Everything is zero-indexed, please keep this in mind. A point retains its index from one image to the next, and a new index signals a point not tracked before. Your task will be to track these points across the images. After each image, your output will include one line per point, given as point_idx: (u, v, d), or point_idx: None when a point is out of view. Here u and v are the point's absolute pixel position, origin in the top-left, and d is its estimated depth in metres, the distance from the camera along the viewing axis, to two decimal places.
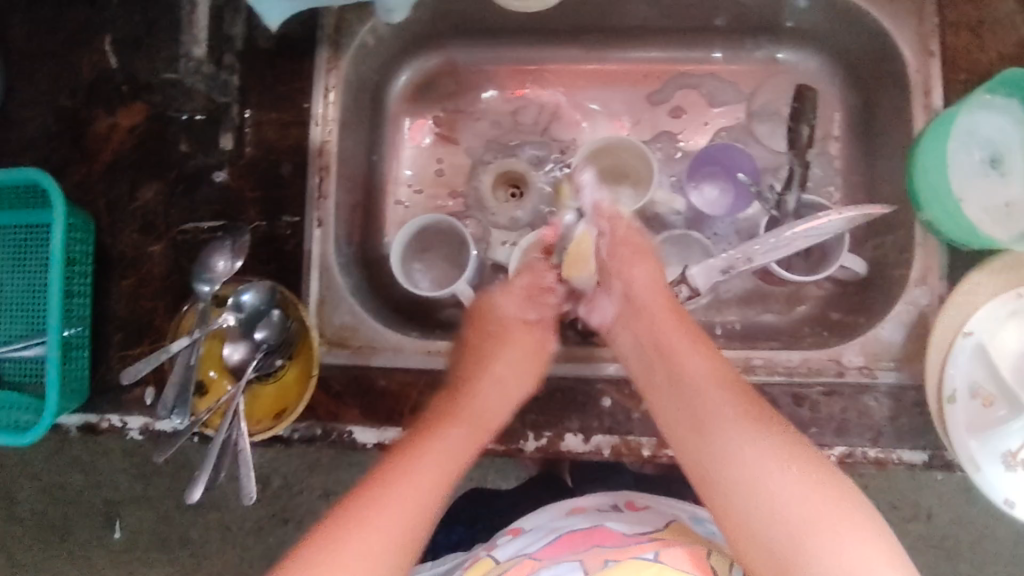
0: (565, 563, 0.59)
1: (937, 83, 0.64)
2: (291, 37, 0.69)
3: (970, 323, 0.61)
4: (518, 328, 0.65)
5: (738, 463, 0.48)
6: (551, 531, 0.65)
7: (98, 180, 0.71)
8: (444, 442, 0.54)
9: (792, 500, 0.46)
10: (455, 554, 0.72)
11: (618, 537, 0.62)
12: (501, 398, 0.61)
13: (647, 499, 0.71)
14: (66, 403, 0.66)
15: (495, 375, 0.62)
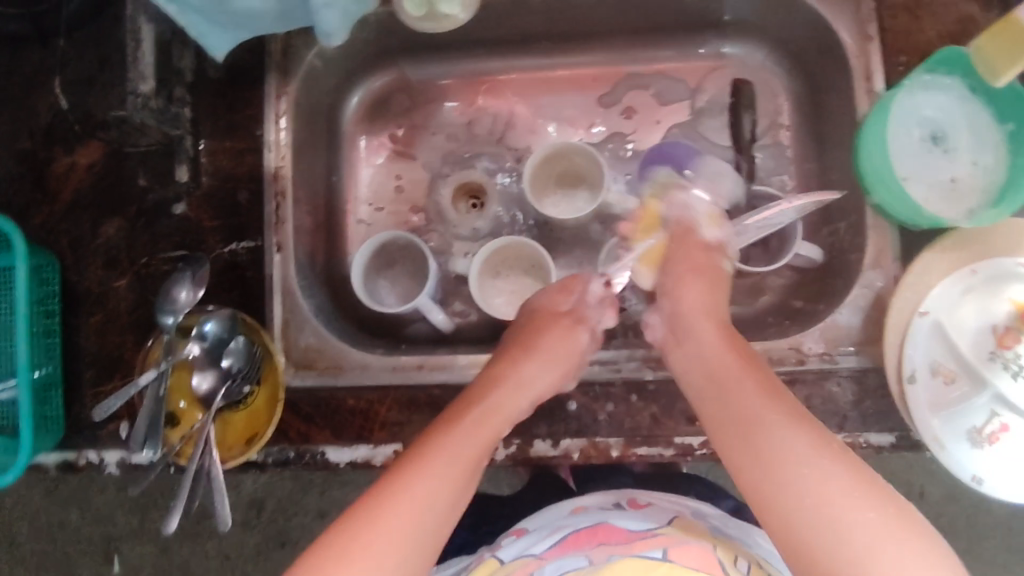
0: (571, 559, 0.62)
1: (877, 67, 0.64)
2: (240, 66, 0.71)
3: (925, 302, 0.61)
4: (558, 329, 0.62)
5: (792, 498, 0.44)
6: (556, 531, 0.67)
7: (61, 220, 0.72)
8: (466, 459, 0.50)
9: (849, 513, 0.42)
10: (459, 556, 0.75)
11: (623, 534, 0.64)
12: (516, 390, 0.57)
13: (648, 496, 0.72)
14: (40, 442, 0.66)
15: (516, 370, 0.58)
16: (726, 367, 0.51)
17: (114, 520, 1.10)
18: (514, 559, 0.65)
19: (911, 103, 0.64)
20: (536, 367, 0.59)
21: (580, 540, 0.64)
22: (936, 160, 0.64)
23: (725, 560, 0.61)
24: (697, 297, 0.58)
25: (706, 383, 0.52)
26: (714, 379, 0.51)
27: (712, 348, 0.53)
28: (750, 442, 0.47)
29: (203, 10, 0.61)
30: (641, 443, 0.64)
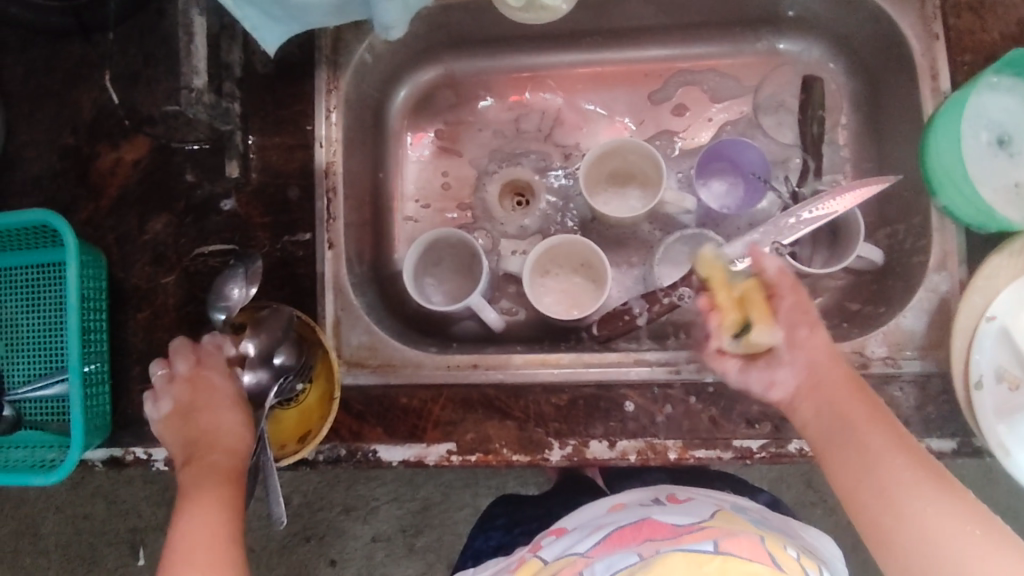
0: (619, 555, 0.59)
1: (943, 66, 0.63)
2: (290, 61, 0.70)
3: (992, 307, 0.60)
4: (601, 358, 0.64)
5: (898, 516, 0.47)
6: (599, 528, 0.67)
7: (107, 215, 0.71)
8: (225, 508, 0.55)
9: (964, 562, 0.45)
10: (497, 559, 0.74)
11: (667, 529, 0.63)
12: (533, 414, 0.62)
13: (688, 492, 0.72)
14: (89, 439, 0.66)
15: None
16: (843, 395, 0.52)
17: (140, 513, 1.09)
18: (559, 558, 0.65)
19: (979, 104, 0.63)
20: (224, 416, 0.59)
21: (625, 538, 0.62)
22: (1004, 163, 0.63)
23: (776, 549, 0.59)
24: (820, 344, 0.54)
25: (816, 410, 0.52)
26: (839, 406, 0.51)
27: (832, 377, 0.53)
28: (869, 467, 0.49)
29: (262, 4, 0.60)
30: (699, 446, 0.63)
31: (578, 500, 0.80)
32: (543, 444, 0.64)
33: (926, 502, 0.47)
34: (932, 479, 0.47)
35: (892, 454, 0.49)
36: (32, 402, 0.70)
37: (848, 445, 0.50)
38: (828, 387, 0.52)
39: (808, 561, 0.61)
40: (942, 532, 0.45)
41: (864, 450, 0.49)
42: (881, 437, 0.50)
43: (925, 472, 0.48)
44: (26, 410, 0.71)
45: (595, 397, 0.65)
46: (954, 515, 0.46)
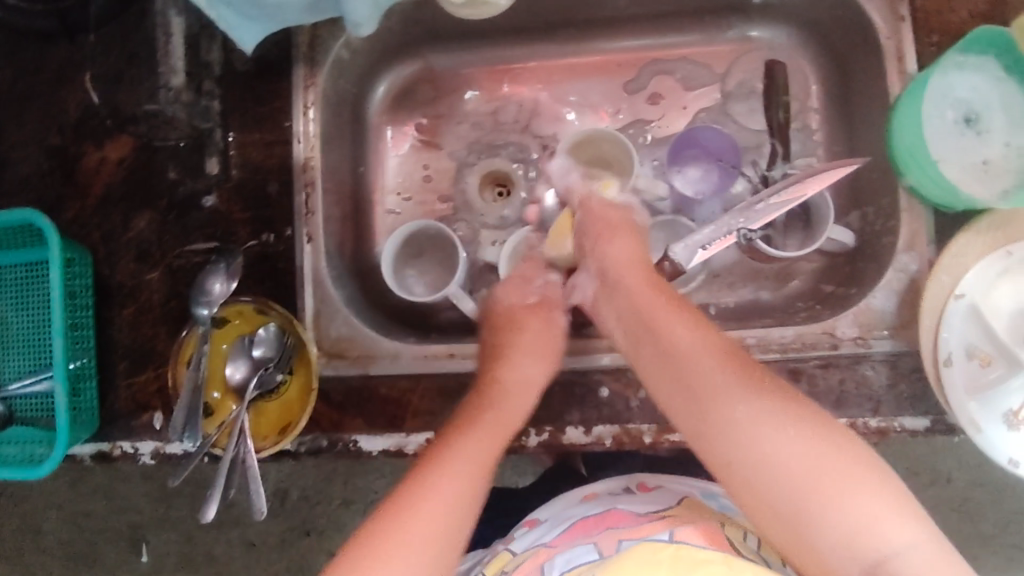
0: (580, 548, 0.60)
1: (910, 48, 0.64)
2: (268, 58, 0.71)
3: (961, 285, 0.61)
4: (529, 315, 0.66)
5: (719, 429, 0.47)
6: (567, 519, 0.67)
7: (92, 214, 0.72)
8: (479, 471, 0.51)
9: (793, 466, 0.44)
10: (481, 546, 0.75)
11: (630, 519, 0.63)
12: (526, 395, 0.59)
13: (659, 480, 0.73)
14: (77, 434, 0.67)
15: (510, 364, 0.61)
16: (683, 344, 0.52)
17: (140, 510, 1.11)
18: (527, 550, 0.65)
19: (946, 83, 0.62)
20: (522, 361, 0.62)
21: (589, 527, 0.63)
22: (970, 142, 0.63)
23: (734, 538, 0.60)
24: (622, 249, 0.62)
25: (658, 364, 0.53)
26: (680, 358, 0.51)
27: (676, 318, 0.54)
28: (713, 410, 0.48)
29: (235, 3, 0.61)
30: (674, 430, 0.64)
31: (564, 485, 0.81)
32: (521, 431, 0.65)
33: (781, 432, 0.45)
34: (781, 410, 0.46)
35: (733, 386, 0.48)
36: (23, 398, 0.72)
37: (686, 392, 0.50)
38: (676, 336, 0.52)
39: (769, 548, 0.62)
40: (794, 459, 0.45)
41: (716, 400, 0.48)
42: (723, 381, 0.48)
43: (775, 407, 0.47)
44: (17, 406, 0.72)
45: (572, 383, 0.66)
46: (801, 441, 0.45)
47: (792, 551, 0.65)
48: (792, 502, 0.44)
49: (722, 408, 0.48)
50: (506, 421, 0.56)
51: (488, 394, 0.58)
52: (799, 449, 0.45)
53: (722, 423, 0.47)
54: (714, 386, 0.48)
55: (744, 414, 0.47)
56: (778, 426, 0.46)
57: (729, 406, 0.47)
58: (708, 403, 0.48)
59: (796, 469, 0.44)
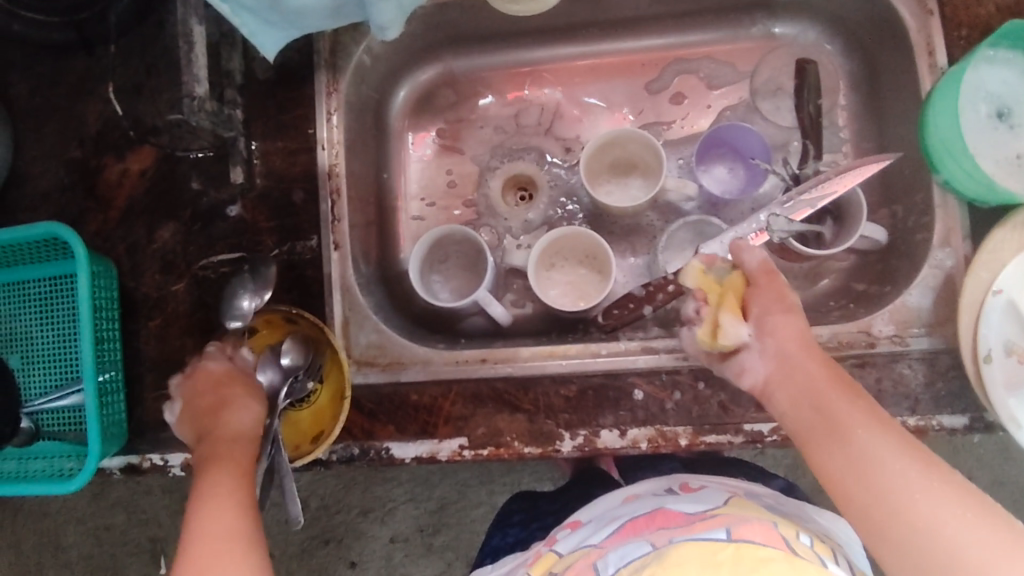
0: (632, 545, 0.60)
1: (939, 42, 0.63)
2: (289, 65, 0.71)
3: (999, 281, 0.60)
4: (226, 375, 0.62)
5: (858, 471, 0.47)
6: (613, 520, 0.67)
7: (116, 226, 0.72)
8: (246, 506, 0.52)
9: (920, 500, 0.45)
10: (513, 555, 0.74)
11: (681, 517, 0.63)
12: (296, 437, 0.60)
13: (701, 481, 0.73)
14: (106, 446, 0.67)
15: (231, 403, 0.60)
16: (830, 391, 0.51)
17: (160, 522, 1.11)
18: (574, 551, 0.65)
19: (977, 77, 0.62)
20: (242, 404, 0.60)
21: (638, 526, 0.63)
22: (1004, 135, 0.63)
23: (787, 536, 0.60)
24: (793, 326, 0.54)
25: (805, 407, 0.51)
26: (837, 392, 0.51)
27: (802, 370, 0.52)
28: (846, 448, 0.48)
29: (258, 8, 0.61)
30: (710, 431, 0.64)
31: (591, 492, 0.80)
32: (555, 436, 0.65)
33: (901, 463, 0.46)
34: (919, 463, 0.46)
35: (855, 421, 0.49)
36: (49, 413, 0.72)
37: (833, 438, 0.49)
38: (808, 386, 0.52)
39: (819, 543, 0.61)
40: (914, 491, 0.45)
41: (850, 445, 0.48)
42: (869, 426, 0.48)
43: (907, 453, 0.47)
44: (45, 420, 0.72)
45: (604, 386, 0.65)
46: (929, 487, 0.45)
47: (841, 550, 0.65)
48: (919, 548, 0.44)
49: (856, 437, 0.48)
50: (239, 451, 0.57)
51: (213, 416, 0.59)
52: (927, 493, 0.45)
53: (862, 466, 0.47)
54: (848, 419, 0.49)
55: (879, 464, 0.47)
56: (916, 479, 0.46)
57: (867, 449, 0.48)
58: (843, 426, 0.49)
59: (934, 519, 0.44)
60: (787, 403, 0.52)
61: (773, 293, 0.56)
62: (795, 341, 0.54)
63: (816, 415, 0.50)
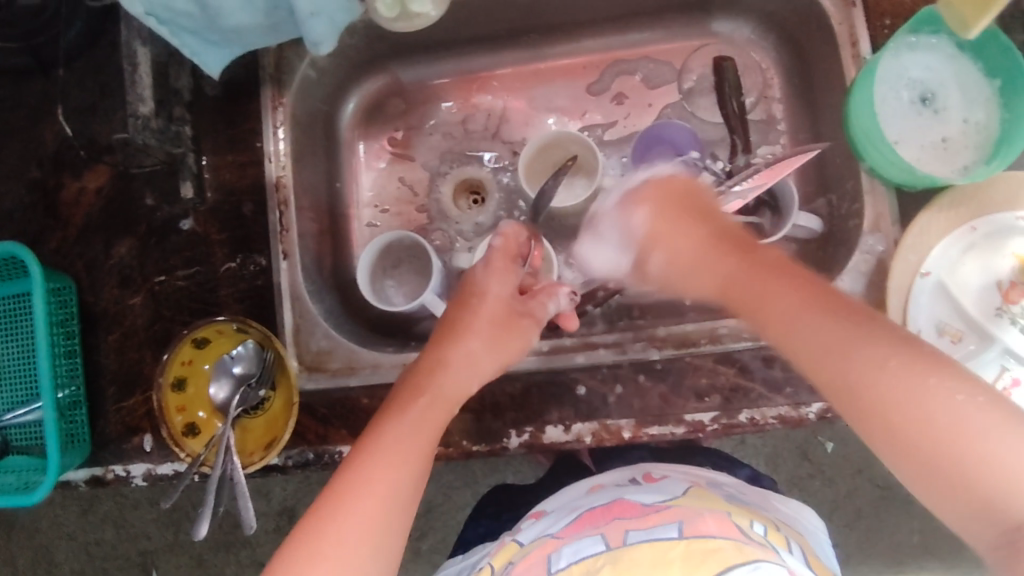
0: (586, 539, 0.57)
1: (863, 32, 0.64)
2: (235, 81, 0.73)
3: (926, 263, 0.61)
4: (493, 302, 0.62)
5: (841, 362, 0.42)
6: (573, 510, 0.64)
7: (74, 243, 0.74)
8: (416, 451, 0.51)
9: (895, 386, 0.40)
10: (481, 545, 0.73)
11: (637, 509, 0.60)
12: (470, 370, 0.58)
13: (664, 470, 0.69)
14: (68, 458, 0.69)
15: (459, 342, 0.58)
16: (741, 265, 0.49)
17: (149, 535, 1.12)
18: (534, 540, 0.62)
19: (898, 64, 0.64)
20: (473, 336, 0.59)
21: (595, 517, 0.61)
22: (928, 121, 0.64)
23: (742, 524, 0.57)
24: (679, 227, 0.55)
25: (721, 281, 0.50)
26: (751, 262, 0.49)
27: (706, 244, 0.53)
28: (773, 319, 0.45)
29: (197, 27, 0.64)
30: (652, 424, 0.64)
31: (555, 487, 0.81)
32: (501, 434, 0.66)
33: (852, 343, 0.42)
34: (850, 324, 0.43)
35: (798, 304, 0.44)
36: (17, 428, 0.74)
37: (763, 303, 0.46)
38: (720, 267, 0.51)
39: (777, 533, 0.58)
40: (892, 378, 0.40)
41: (788, 331, 0.45)
42: (798, 299, 0.45)
43: (878, 334, 0.42)
44: (12, 436, 0.74)
45: (548, 382, 0.66)
46: (893, 355, 0.41)
47: (801, 540, 0.60)
48: (914, 420, 0.40)
49: (772, 310, 0.45)
50: (453, 395, 0.56)
51: (437, 361, 0.57)
52: (898, 360, 0.40)
53: (844, 345, 0.42)
54: (836, 338, 0.42)
55: (819, 340, 0.43)
56: (874, 348, 0.41)
57: (805, 329, 0.43)
58: (838, 327, 0.43)
59: (919, 393, 0.40)
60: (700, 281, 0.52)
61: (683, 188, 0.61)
62: (696, 237, 0.54)
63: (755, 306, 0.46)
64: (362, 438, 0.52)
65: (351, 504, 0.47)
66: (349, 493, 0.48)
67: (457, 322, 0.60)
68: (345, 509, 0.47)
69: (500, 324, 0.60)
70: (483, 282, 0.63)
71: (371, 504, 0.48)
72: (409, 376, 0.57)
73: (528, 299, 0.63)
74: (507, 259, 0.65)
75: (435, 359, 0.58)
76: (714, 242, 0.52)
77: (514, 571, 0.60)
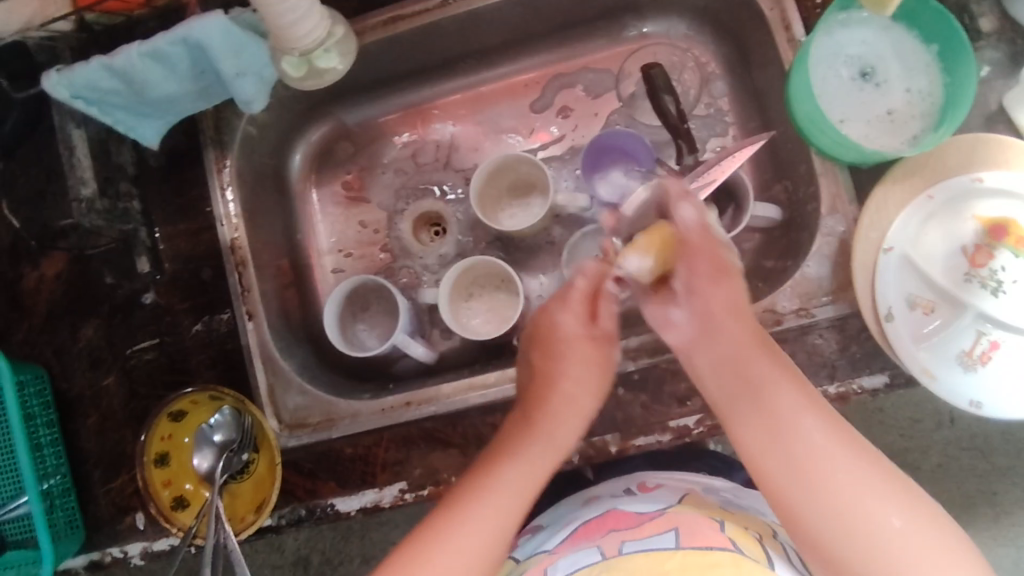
0: (581, 551, 0.55)
1: (794, 15, 0.63)
2: (179, 148, 0.73)
3: (888, 238, 0.61)
4: (581, 339, 0.56)
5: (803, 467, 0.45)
6: (568, 523, 0.62)
7: (41, 331, 0.73)
8: (500, 511, 0.49)
9: (881, 524, 0.44)
10: None
11: (631, 517, 0.58)
12: (572, 413, 0.54)
13: (656, 477, 0.65)
14: (63, 548, 0.68)
15: (557, 379, 0.55)
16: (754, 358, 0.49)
17: None
18: (529, 556, 0.60)
19: (833, 43, 0.64)
20: (577, 379, 0.55)
21: (590, 530, 0.58)
22: (872, 95, 0.64)
23: (735, 534, 0.54)
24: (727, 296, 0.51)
25: (731, 375, 0.49)
26: (741, 341, 0.50)
27: (727, 333, 0.50)
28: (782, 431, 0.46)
29: (126, 99, 0.62)
30: (638, 434, 0.64)
31: None
32: None
33: (833, 453, 0.45)
34: (844, 437, 0.46)
35: (780, 391, 0.47)
36: (9, 523, 0.73)
37: (736, 377, 0.49)
38: (724, 331, 0.50)
39: (772, 538, 0.56)
40: (866, 504, 0.44)
41: (767, 405, 0.47)
42: (786, 394, 0.47)
43: (873, 472, 0.45)
44: (6, 532, 0.73)
45: None
46: (857, 463, 0.45)
47: (795, 540, 0.58)
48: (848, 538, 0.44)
49: (775, 403, 0.47)
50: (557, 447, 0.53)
51: (537, 404, 0.54)
52: (854, 476, 0.45)
53: (772, 414, 0.47)
54: (764, 378, 0.48)
55: (807, 440, 0.46)
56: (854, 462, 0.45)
57: (798, 426, 0.46)
58: (779, 417, 0.47)
59: (852, 496, 0.44)
60: (708, 366, 0.50)
61: (709, 260, 0.52)
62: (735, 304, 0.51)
63: (737, 377, 0.49)
64: (447, 499, 0.50)
65: (455, 531, 0.47)
66: (455, 520, 0.48)
67: (547, 378, 0.56)
68: (448, 539, 0.47)
69: (587, 357, 0.56)
70: (553, 320, 0.57)
71: (476, 542, 0.47)
72: (508, 427, 0.54)
73: (600, 319, 0.57)
74: (587, 297, 0.57)
75: (530, 414, 0.54)
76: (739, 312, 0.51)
77: None
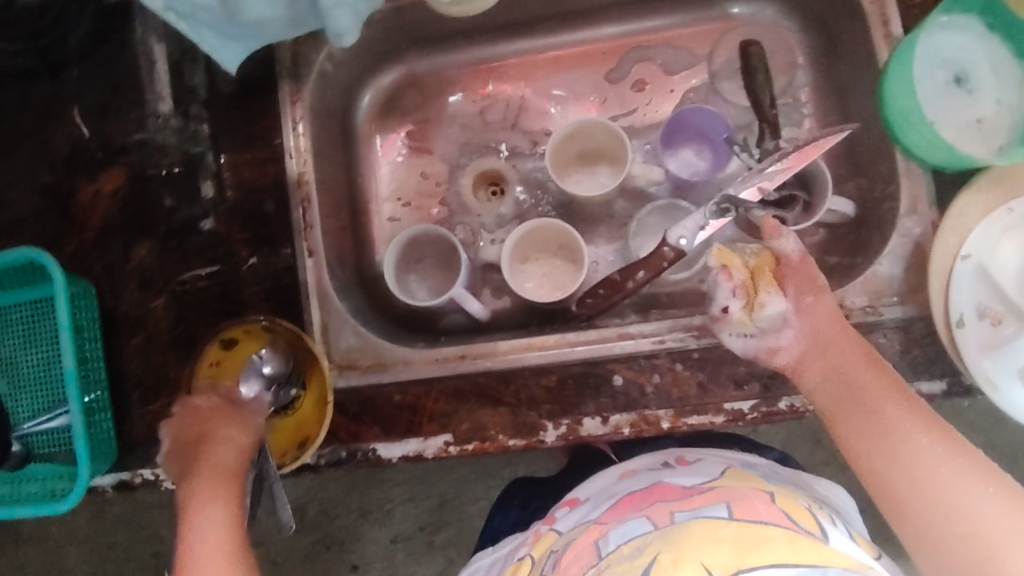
0: (632, 521, 0.55)
1: (893, 12, 0.63)
2: (253, 76, 0.71)
3: (965, 245, 0.61)
4: (213, 423, 0.59)
5: (894, 463, 0.47)
6: (610, 497, 0.62)
7: (91, 247, 0.72)
8: None
9: (971, 509, 0.44)
10: (512, 537, 0.70)
11: (677, 491, 0.58)
12: (205, 524, 0.52)
13: (697, 453, 0.67)
14: (96, 466, 0.67)
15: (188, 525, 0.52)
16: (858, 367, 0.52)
17: (163, 537, 1.11)
18: (573, 528, 0.60)
19: (933, 44, 0.64)
20: (214, 447, 0.57)
21: (635, 501, 0.58)
22: (963, 100, 0.64)
23: (788, 510, 0.55)
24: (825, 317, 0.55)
25: (837, 385, 0.52)
26: (839, 344, 0.54)
27: (837, 352, 0.53)
28: (878, 422, 0.49)
29: (216, 19, 0.61)
30: (691, 413, 0.64)
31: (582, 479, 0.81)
32: (538, 427, 0.65)
33: (932, 452, 0.47)
34: (926, 422, 0.48)
35: (852, 385, 0.51)
36: (39, 436, 0.73)
37: (830, 357, 0.53)
38: (836, 356, 0.53)
39: (820, 511, 0.57)
40: (953, 492, 0.45)
41: (843, 411, 0.51)
42: (886, 397, 0.50)
43: (959, 465, 0.46)
44: (35, 445, 0.73)
45: (584, 374, 0.66)
46: (953, 466, 0.46)
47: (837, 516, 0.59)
48: (958, 534, 0.44)
49: (880, 410, 0.49)
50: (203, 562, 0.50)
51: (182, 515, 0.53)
52: (945, 464, 0.46)
53: (866, 411, 0.50)
54: (859, 382, 0.51)
55: (872, 435, 0.49)
56: (950, 459, 0.46)
57: (868, 417, 0.50)
58: (862, 406, 0.50)
59: (950, 487, 0.45)
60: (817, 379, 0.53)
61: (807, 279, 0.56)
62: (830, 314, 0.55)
63: (835, 375, 0.52)
64: None
65: None
66: None
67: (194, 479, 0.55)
68: None
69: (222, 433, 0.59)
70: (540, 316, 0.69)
71: None
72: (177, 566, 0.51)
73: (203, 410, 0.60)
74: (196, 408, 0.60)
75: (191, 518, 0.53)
76: (821, 323, 0.55)
77: (557, 562, 0.56)
